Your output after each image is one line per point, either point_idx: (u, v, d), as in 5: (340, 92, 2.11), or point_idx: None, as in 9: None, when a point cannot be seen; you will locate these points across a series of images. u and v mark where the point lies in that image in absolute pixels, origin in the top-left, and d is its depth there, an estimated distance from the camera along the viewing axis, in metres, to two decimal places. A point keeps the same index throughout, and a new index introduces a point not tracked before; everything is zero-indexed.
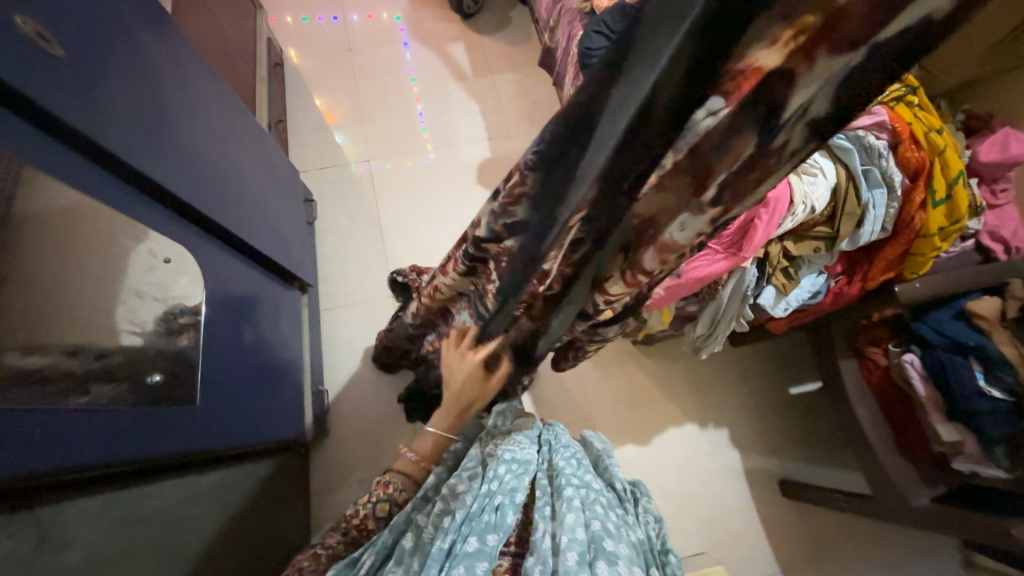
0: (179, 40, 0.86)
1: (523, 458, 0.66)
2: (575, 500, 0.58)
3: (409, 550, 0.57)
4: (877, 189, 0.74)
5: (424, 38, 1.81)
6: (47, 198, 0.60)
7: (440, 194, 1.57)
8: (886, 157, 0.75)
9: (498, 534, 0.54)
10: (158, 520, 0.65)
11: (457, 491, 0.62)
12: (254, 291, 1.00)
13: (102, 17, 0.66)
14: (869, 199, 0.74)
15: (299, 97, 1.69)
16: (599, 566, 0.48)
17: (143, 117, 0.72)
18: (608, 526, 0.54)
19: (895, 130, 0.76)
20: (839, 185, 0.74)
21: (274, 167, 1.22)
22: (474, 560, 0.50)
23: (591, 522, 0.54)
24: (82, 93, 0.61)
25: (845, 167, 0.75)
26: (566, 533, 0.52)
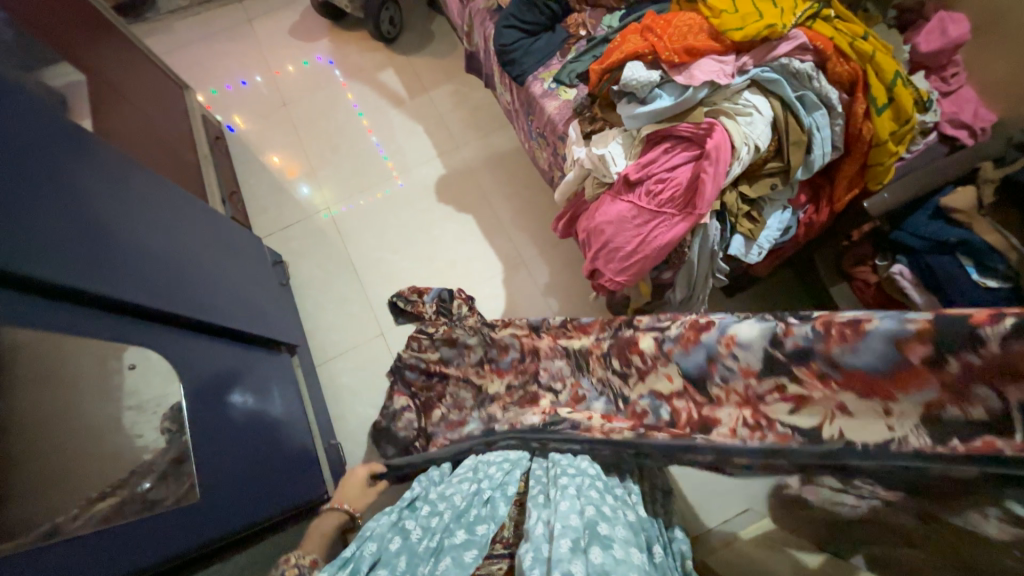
0: (105, 149, 0.86)
1: (514, 457, 0.77)
2: (570, 488, 0.63)
3: (395, 550, 0.60)
4: (743, 116, 0.83)
5: (356, 74, 1.80)
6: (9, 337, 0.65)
7: (407, 221, 1.57)
8: (747, 98, 0.84)
9: (489, 523, 0.62)
10: None
11: (446, 496, 0.71)
12: (240, 365, 1.00)
13: (15, 156, 0.67)
14: (745, 108, 0.83)
15: (249, 163, 1.70)
16: (593, 552, 0.52)
17: (83, 240, 0.73)
18: (602, 511, 0.59)
19: (749, 60, 0.86)
20: (692, 113, 0.85)
21: (234, 243, 1.22)
22: (462, 549, 0.58)
23: (586, 509, 0.59)
24: (4, 233, 0.62)
25: (695, 101, 0.86)
26: (560, 521, 0.57)
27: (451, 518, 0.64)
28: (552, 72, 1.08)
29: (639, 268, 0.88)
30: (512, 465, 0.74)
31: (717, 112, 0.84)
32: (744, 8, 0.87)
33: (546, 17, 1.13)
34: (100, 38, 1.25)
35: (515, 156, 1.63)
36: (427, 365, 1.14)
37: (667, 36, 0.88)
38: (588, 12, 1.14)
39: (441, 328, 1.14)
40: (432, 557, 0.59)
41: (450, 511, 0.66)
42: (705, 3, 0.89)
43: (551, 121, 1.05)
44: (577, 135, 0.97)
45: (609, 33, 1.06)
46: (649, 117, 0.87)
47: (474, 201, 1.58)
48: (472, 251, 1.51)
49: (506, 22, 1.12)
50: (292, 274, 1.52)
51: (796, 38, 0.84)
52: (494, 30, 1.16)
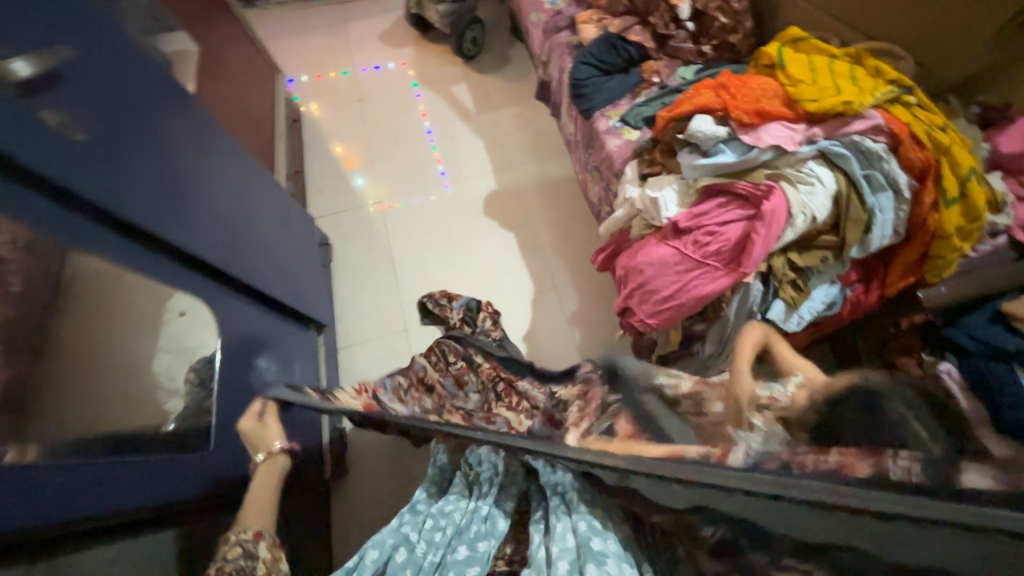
0: (201, 113, 0.95)
1: (506, 470, 0.76)
2: (560, 506, 0.64)
3: (401, 562, 0.64)
4: (804, 185, 0.83)
5: (431, 84, 1.91)
6: (80, 265, 0.71)
7: (450, 228, 1.62)
8: (812, 168, 0.84)
9: (488, 540, 0.65)
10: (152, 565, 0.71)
11: (446, 510, 0.72)
12: (270, 333, 1.05)
13: (126, 106, 0.75)
14: (809, 176, 0.83)
15: (316, 148, 1.80)
16: (588, 571, 0.53)
17: (165, 189, 0.80)
18: (595, 526, 0.59)
19: (820, 132, 0.86)
20: (754, 173, 0.86)
21: (290, 218, 1.29)
22: (465, 565, 0.61)
23: (580, 526, 0.60)
24: (98, 169, 0.68)
25: (759, 163, 0.86)
26: (558, 543, 0.59)
27: (451, 534, 0.67)
28: (619, 111, 1.11)
29: (674, 315, 0.87)
30: (502, 481, 0.74)
31: (778, 176, 0.84)
32: (823, 81, 0.88)
33: (622, 60, 1.17)
34: (217, 17, 1.39)
35: (566, 184, 1.66)
36: (428, 389, 1.13)
37: (742, 94, 0.90)
38: (664, 61, 1.18)
39: (458, 361, 1.13)
40: (432, 572, 0.62)
41: (449, 526, 0.68)
42: (783, 70, 0.91)
43: (610, 158, 1.07)
44: (634, 175, 0.99)
45: (681, 85, 1.09)
46: (708, 170, 0.88)
47: (518, 220, 1.61)
48: (507, 267, 1.54)
49: (584, 59, 1.17)
50: (334, 258, 1.59)
51: (872, 118, 0.84)
52: (570, 64, 1.21)
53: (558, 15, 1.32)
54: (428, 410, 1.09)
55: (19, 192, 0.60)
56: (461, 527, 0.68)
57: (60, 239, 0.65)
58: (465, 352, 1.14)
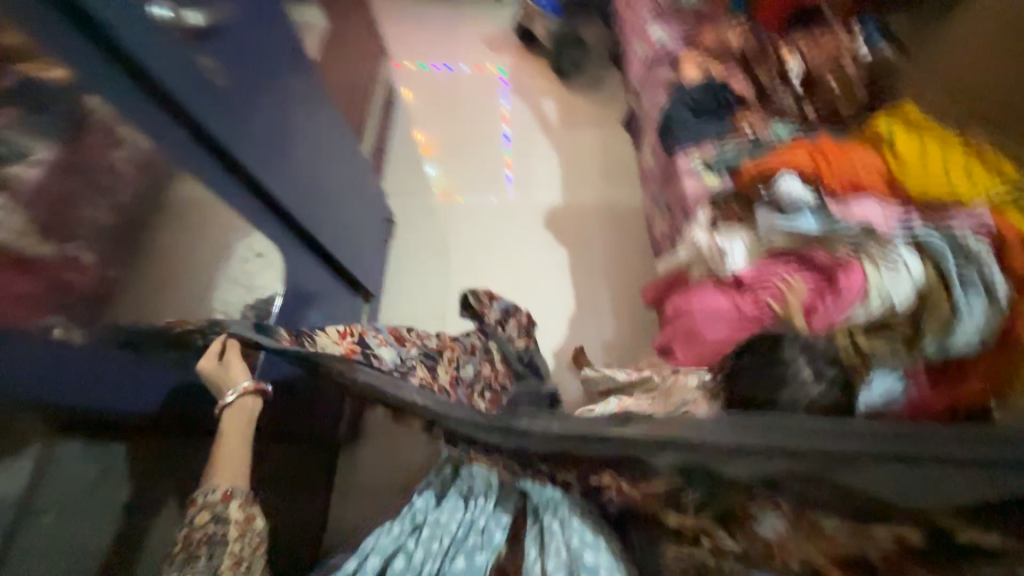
0: (316, 80, 1.04)
1: (498, 487, 0.76)
2: (555, 524, 0.70)
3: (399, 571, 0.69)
4: (889, 269, 0.78)
5: (521, 93, 1.97)
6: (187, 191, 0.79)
7: (507, 233, 1.65)
8: (902, 253, 0.79)
9: (484, 551, 0.70)
10: None
11: (439, 521, 0.73)
12: (323, 290, 1.11)
13: (260, 62, 0.83)
14: (897, 259, 0.78)
15: (402, 130, 1.90)
16: None
17: (273, 141, 0.88)
18: (588, 539, 0.68)
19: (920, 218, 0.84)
20: (835, 244, 0.83)
21: (365, 190, 1.37)
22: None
23: (572, 541, 0.68)
24: (227, 113, 0.76)
25: (839, 234, 0.83)
26: (552, 560, 0.67)
27: (447, 544, 0.71)
28: (703, 154, 1.10)
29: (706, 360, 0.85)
30: (497, 494, 0.75)
31: (862, 254, 0.81)
32: (933, 169, 0.85)
33: (718, 106, 1.16)
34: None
35: (630, 215, 1.65)
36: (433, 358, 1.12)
37: (838, 165, 0.89)
38: (762, 114, 1.16)
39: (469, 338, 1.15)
40: None
41: (444, 537, 0.72)
42: (890, 149, 0.89)
43: (684, 198, 1.06)
44: (704, 220, 0.95)
45: (774, 141, 1.07)
46: (786, 232, 0.86)
47: (575, 239, 1.62)
48: (553, 282, 1.55)
49: (679, 97, 1.17)
50: (394, 236, 1.66)
51: (980, 216, 0.81)
52: (665, 100, 1.21)
53: (663, 51, 1.33)
54: (427, 353, 1.02)
55: (160, 117, 0.68)
56: (458, 538, 0.72)
57: (180, 164, 0.73)
58: (483, 344, 1.15)
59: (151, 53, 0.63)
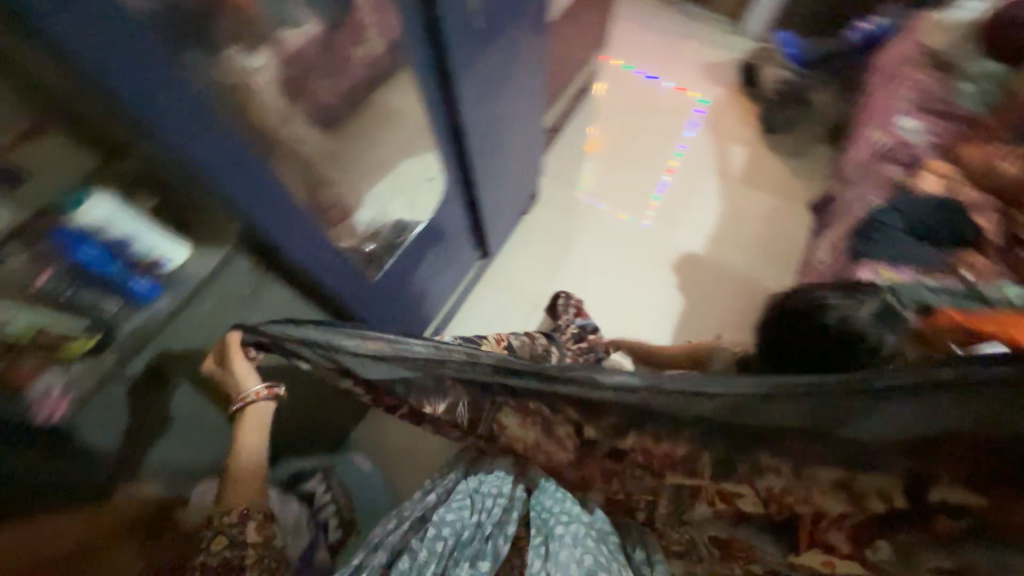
0: (540, 48, 1.09)
1: (507, 493, 0.86)
2: (567, 537, 0.79)
3: (404, 568, 0.77)
4: None
5: (712, 132, 1.86)
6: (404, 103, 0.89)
7: (635, 257, 1.63)
8: None
9: (488, 560, 0.80)
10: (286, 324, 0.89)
11: (445, 524, 0.81)
12: (455, 230, 1.20)
13: (510, 18, 0.90)
14: None
15: (582, 118, 1.89)
16: None
17: (486, 89, 0.95)
18: (598, 560, 0.78)
19: None
20: None
21: (529, 160, 1.42)
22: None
23: (583, 556, 0.77)
24: (468, 53, 0.84)
25: None
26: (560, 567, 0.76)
27: (453, 547, 0.80)
28: (893, 275, 0.94)
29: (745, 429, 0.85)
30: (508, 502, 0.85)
31: None
32: None
33: (943, 233, 0.99)
34: None
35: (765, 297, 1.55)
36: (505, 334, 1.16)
37: None
38: (991, 265, 0.98)
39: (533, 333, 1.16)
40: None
41: (450, 540, 0.80)
42: None
43: None
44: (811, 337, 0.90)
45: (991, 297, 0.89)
46: None
47: (698, 295, 1.56)
48: (655, 324, 1.52)
49: (901, 205, 1.01)
50: (528, 212, 1.68)
51: None
52: (881, 202, 1.06)
53: (904, 150, 1.17)
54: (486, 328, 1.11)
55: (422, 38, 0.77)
56: (465, 540, 0.81)
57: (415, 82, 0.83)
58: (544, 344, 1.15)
59: None
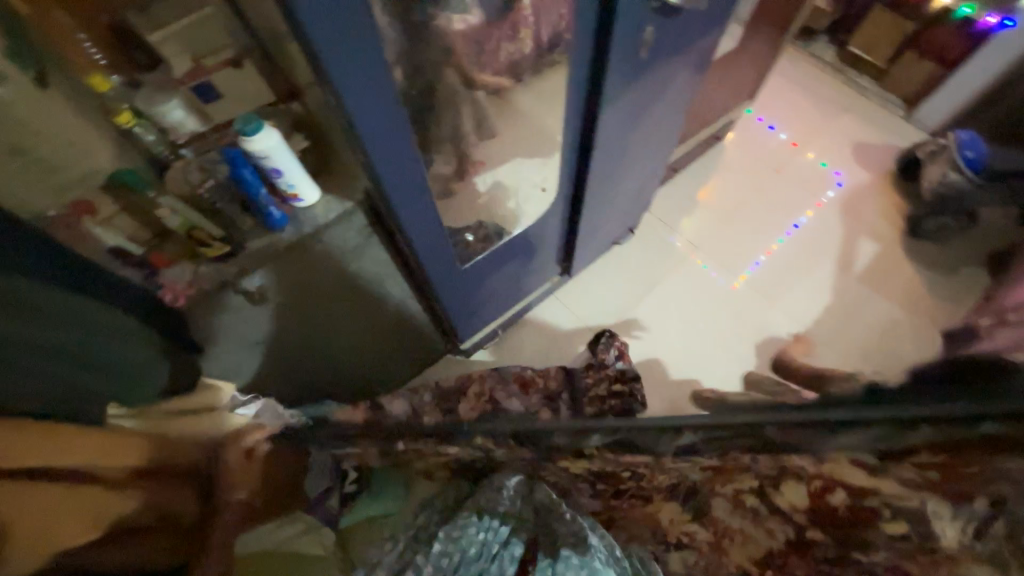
0: (691, 89, 1.06)
1: (496, 526, 0.91)
2: (571, 559, 0.85)
3: None
4: None
5: (846, 217, 1.69)
6: (543, 112, 0.90)
7: (718, 322, 1.53)
8: None
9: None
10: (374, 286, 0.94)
11: (450, 540, 0.89)
12: (546, 241, 1.21)
13: (673, 54, 0.88)
14: None
15: (704, 165, 1.80)
16: None
17: (627, 118, 0.94)
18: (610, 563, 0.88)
19: None
20: None
21: (640, 194, 1.39)
22: None
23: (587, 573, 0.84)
24: (624, 80, 0.84)
25: None
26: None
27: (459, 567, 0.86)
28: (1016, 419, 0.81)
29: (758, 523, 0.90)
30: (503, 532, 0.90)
31: None
32: None
33: None
34: (773, 34, 1.42)
35: None
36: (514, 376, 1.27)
37: None
38: None
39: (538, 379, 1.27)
40: None
41: (451, 557, 0.87)
42: None
43: None
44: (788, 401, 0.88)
45: None
46: None
47: None
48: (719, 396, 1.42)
49: None
50: (621, 243, 1.63)
51: None
52: None
53: None
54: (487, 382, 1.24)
55: (586, 57, 0.78)
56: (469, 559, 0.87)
57: (564, 96, 0.84)
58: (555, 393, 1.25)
59: (629, 12, 0.71)
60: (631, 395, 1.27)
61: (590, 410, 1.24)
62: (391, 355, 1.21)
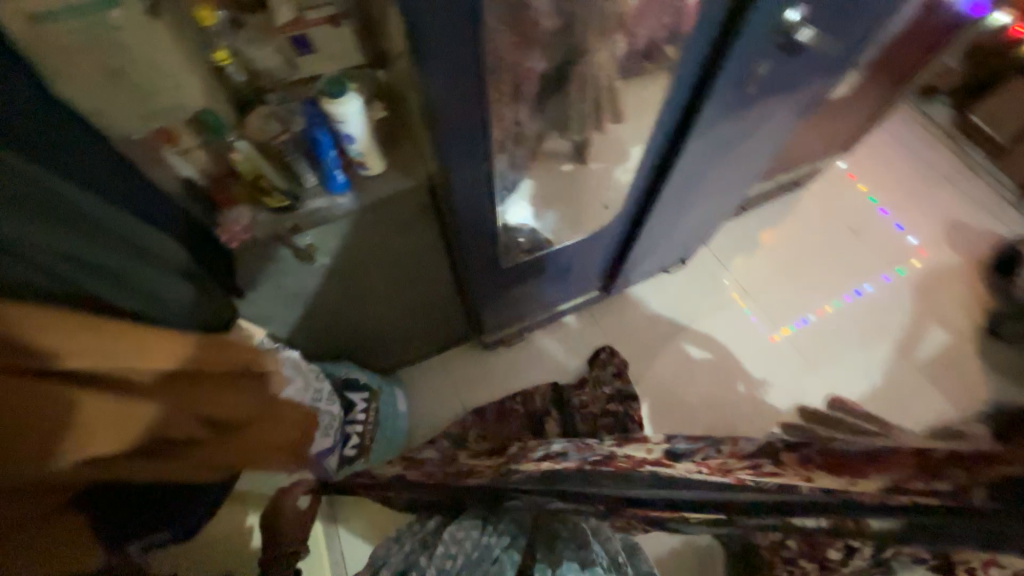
0: (787, 132, 0.99)
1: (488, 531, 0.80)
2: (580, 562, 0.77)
3: None
4: None
5: (920, 299, 1.56)
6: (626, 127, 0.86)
7: (752, 377, 1.44)
8: None
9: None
10: (414, 264, 0.93)
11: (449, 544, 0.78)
12: (594, 255, 1.17)
13: (780, 95, 0.82)
14: None
15: (776, 210, 1.69)
16: None
17: (712, 150, 0.89)
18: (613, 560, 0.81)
19: None
20: None
21: (702, 227, 1.32)
22: None
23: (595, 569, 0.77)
24: (721, 112, 0.78)
25: None
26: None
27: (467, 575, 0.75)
28: None
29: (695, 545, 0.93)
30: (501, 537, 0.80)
31: None
32: None
33: None
34: (887, 88, 1.30)
35: None
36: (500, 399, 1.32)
37: None
38: None
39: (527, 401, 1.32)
40: None
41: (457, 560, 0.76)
42: None
43: None
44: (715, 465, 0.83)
45: None
46: None
47: None
48: None
49: None
50: (668, 271, 1.57)
51: None
52: None
53: None
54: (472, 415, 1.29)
55: (686, 80, 0.73)
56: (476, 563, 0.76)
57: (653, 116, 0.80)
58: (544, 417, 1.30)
59: (747, 43, 0.66)
60: (627, 414, 1.31)
61: (584, 427, 1.29)
62: (415, 332, 1.21)
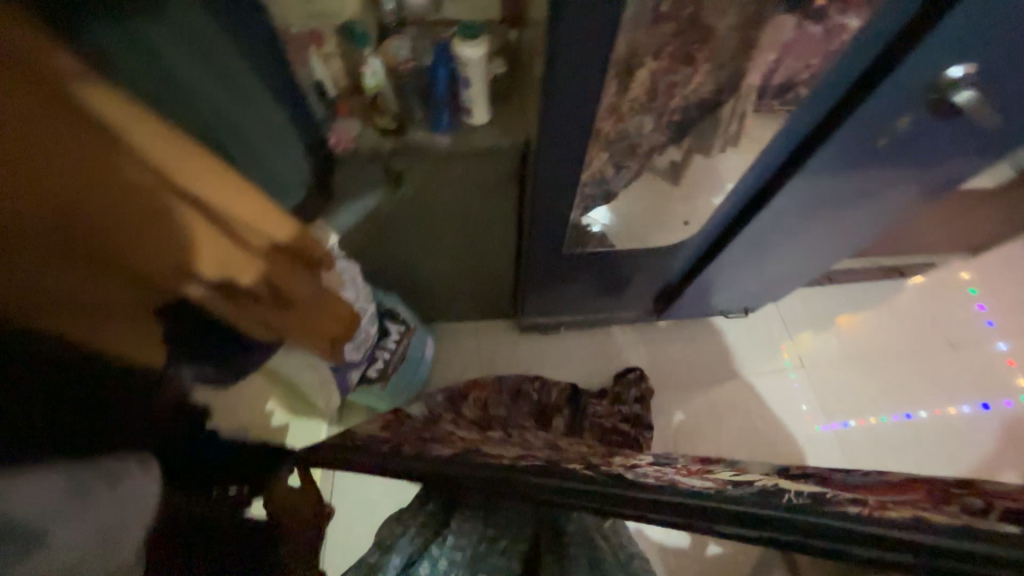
0: (907, 207, 0.91)
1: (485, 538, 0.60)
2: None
3: None
4: None
5: (1004, 441, 1.37)
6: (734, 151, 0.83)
7: (781, 453, 1.35)
8: None
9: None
10: (484, 224, 0.97)
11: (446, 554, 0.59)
12: (657, 273, 1.14)
13: (912, 161, 0.76)
14: None
15: (866, 293, 1.55)
16: None
17: (817, 200, 0.84)
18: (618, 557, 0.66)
19: None
20: None
21: (779, 281, 1.24)
22: None
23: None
24: (841, 160, 0.74)
25: None
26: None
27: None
28: None
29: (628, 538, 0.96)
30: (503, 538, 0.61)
31: None
32: None
33: None
34: None
35: None
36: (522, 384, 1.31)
37: None
38: None
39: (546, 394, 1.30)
40: None
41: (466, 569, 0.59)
42: None
43: None
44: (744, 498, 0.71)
45: None
46: None
47: None
48: None
49: None
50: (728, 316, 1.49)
51: None
52: None
53: None
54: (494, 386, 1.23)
55: (815, 117, 0.69)
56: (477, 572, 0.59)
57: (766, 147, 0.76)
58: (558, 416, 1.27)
59: (894, 92, 0.62)
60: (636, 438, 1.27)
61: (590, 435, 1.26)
62: (462, 290, 1.26)
